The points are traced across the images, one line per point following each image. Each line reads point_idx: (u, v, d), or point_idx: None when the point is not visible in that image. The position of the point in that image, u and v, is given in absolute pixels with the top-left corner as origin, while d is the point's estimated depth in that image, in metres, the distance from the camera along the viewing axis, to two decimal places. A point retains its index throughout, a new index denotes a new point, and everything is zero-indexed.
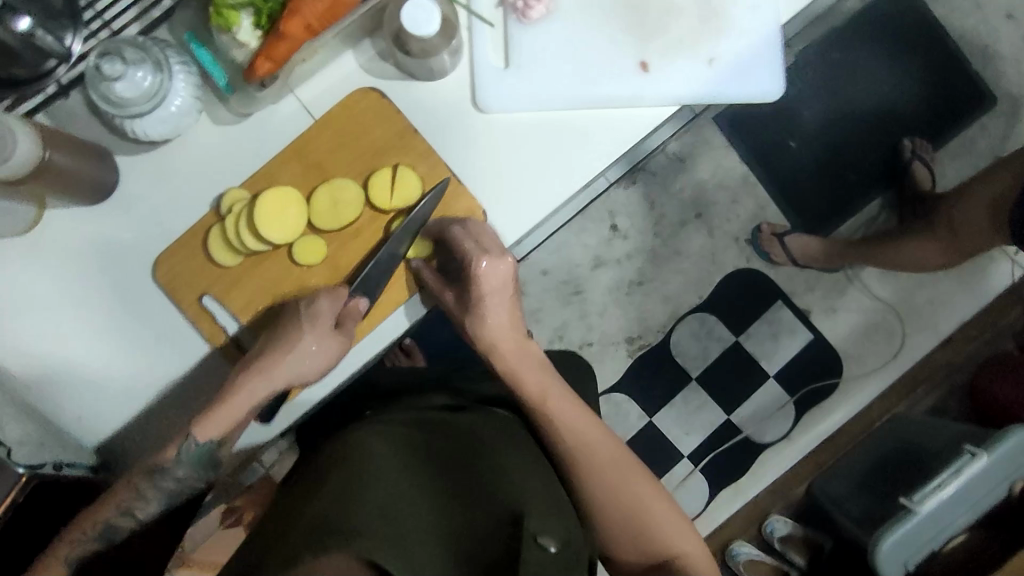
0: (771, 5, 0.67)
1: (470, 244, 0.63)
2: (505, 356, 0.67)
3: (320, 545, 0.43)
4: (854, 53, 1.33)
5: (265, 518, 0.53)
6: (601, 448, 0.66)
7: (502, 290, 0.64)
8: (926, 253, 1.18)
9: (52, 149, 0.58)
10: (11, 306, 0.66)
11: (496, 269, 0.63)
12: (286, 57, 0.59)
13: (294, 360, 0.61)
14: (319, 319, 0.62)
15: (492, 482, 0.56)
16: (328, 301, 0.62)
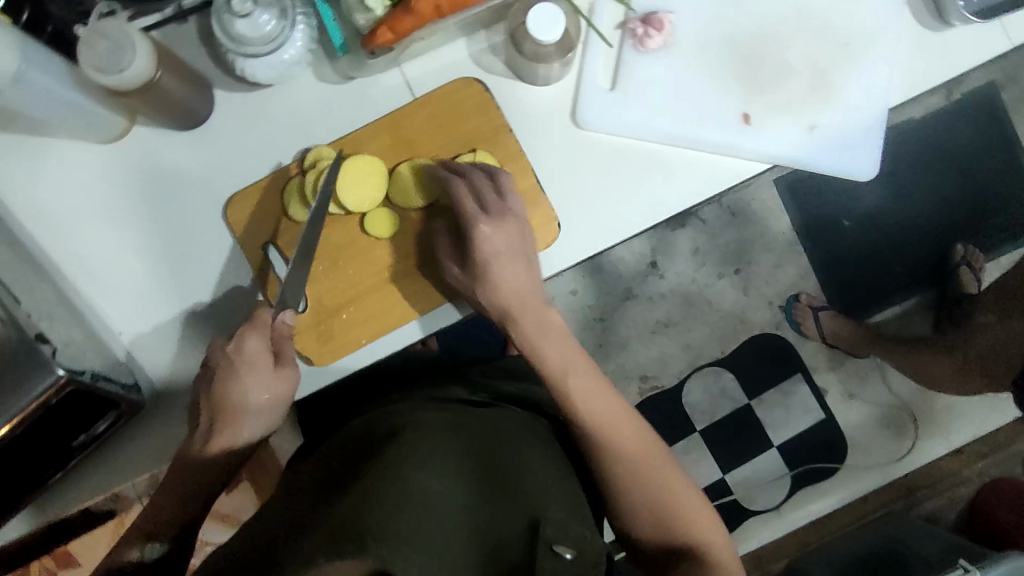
0: (882, 89, 0.68)
1: (470, 203, 0.61)
2: (520, 323, 0.64)
3: (333, 549, 0.41)
4: (929, 147, 1.33)
5: (282, 507, 0.52)
6: (613, 423, 0.63)
7: (514, 249, 0.62)
8: (930, 378, 1.27)
9: (164, 71, 0.58)
10: (79, 209, 0.67)
11: (498, 229, 0.61)
12: (407, 31, 0.59)
13: (242, 411, 0.60)
14: (250, 365, 0.59)
15: (515, 483, 0.55)
16: (255, 340, 0.59)
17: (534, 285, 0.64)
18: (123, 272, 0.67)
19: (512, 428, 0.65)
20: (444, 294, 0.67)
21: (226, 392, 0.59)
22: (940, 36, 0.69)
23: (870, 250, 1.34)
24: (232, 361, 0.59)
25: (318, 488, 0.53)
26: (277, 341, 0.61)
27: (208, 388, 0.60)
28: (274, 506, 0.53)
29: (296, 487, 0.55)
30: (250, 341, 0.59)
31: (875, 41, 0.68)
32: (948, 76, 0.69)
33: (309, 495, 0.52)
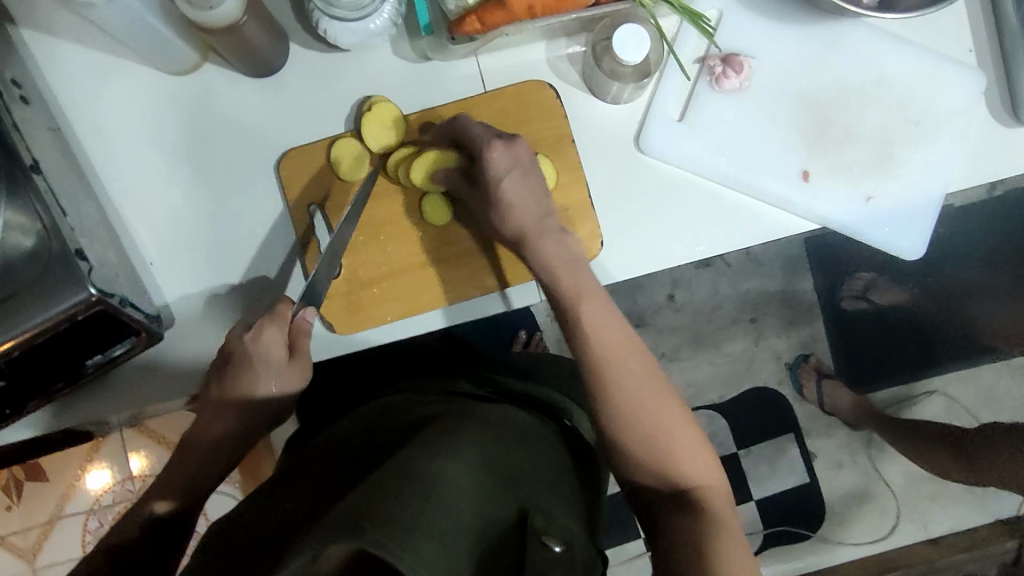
0: (945, 173, 0.68)
1: (478, 129, 0.59)
2: (549, 259, 0.59)
3: (332, 535, 0.41)
4: (967, 236, 1.32)
5: (293, 499, 0.53)
6: (619, 354, 0.58)
7: (527, 168, 0.58)
8: (932, 463, 1.18)
9: (250, 16, 0.59)
10: (133, 133, 0.67)
11: (503, 149, 0.57)
12: (495, 26, 0.59)
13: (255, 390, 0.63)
14: (265, 355, 0.62)
15: (515, 476, 0.55)
16: (271, 331, 0.61)
17: (546, 208, 0.60)
18: (164, 203, 0.67)
19: (518, 422, 0.65)
20: (480, 287, 0.68)
21: (240, 377, 0.62)
22: (1011, 133, 0.69)
23: (886, 327, 1.34)
24: (247, 348, 0.61)
25: (325, 484, 0.54)
26: (294, 336, 0.63)
27: (221, 370, 0.63)
28: (279, 497, 0.54)
29: (301, 476, 0.56)
30: (268, 333, 0.61)
31: (947, 125, 0.68)
32: (1011, 173, 0.69)
33: (313, 492, 0.53)
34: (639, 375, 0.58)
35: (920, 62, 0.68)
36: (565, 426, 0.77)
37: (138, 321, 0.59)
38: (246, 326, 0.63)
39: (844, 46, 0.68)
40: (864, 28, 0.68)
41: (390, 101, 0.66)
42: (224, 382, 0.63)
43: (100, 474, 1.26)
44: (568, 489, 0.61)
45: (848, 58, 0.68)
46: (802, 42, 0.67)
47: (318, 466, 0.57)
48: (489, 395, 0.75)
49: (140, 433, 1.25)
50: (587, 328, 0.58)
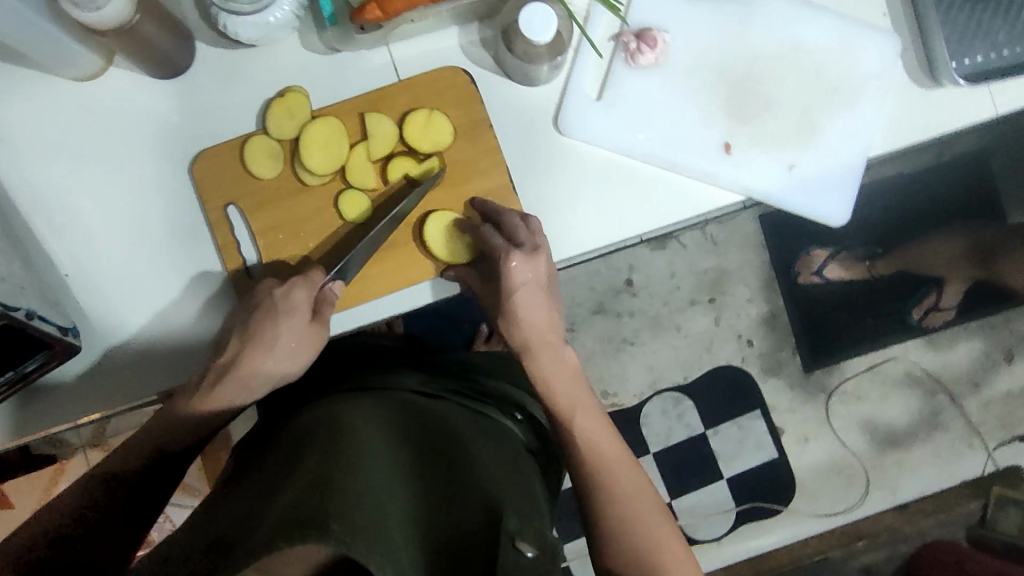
0: (867, 138, 0.68)
1: (499, 239, 0.62)
2: (538, 357, 0.65)
3: (297, 534, 0.40)
4: (916, 203, 1.33)
5: (223, 505, 0.52)
6: (615, 463, 0.63)
7: (540, 282, 0.63)
8: None
9: (144, 15, 0.57)
10: (40, 143, 0.65)
11: (528, 263, 0.61)
12: (397, 11, 0.58)
13: (265, 360, 0.60)
14: (289, 314, 0.60)
15: (468, 482, 0.56)
16: (300, 292, 0.60)
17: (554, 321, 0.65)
18: (77, 214, 0.66)
19: (460, 428, 0.66)
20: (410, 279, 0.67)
21: (262, 331, 0.60)
22: (931, 94, 0.69)
23: (844, 299, 1.35)
24: (275, 306, 0.60)
25: (267, 480, 0.52)
26: (319, 303, 0.62)
27: (243, 324, 0.61)
28: (221, 505, 0.53)
29: (245, 480, 0.55)
30: (296, 295, 0.60)
31: (865, 90, 0.68)
32: (933, 135, 0.70)
33: (258, 487, 0.52)
34: (629, 476, 0.63)
35: (835, 29, 0.68)
36: (515, 422, 0.78)
37: (52, 335, 0.58)
38: (276, 280, 0.62)
39: (757, 16, 0.67)
40: None
41: (307, 93, 0.65)
42: (245, 339, 0.60)
43: None
44: (517, 482, 0.62)
45: (762, 29, 0.67)
46: (715, 13, 0.67)
47: (262, 468, 0.56)
48: (435, 390, 0.76)
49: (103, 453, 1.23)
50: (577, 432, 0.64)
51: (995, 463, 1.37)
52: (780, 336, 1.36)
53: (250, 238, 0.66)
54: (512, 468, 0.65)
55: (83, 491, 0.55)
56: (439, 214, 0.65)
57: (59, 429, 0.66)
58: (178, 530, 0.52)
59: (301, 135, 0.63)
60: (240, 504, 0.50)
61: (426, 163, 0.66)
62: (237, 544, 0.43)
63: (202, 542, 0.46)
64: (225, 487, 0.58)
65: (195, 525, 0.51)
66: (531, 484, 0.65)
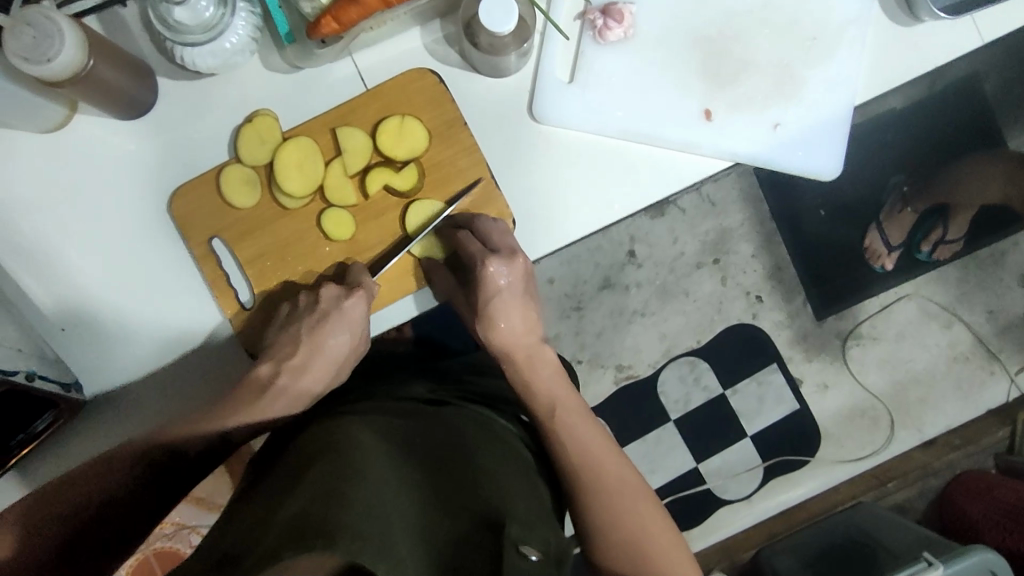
0: (849, 85, 0.67)
1: (475, 246, 0.63)
2: (518, 365, 0.68)
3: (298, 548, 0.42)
4: (911, 137, 1.31)
5: (232, 519, 0.54)
6: (604, 455, 0.67)
7: (516, 289, 0.65)
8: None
9: (98, 59, 0.56)
10: (17, 200, 0.64)
11: (512, 267, 0.63)
12: (353, 22, 0.57)
13: (330, 369, 0.64)
14: (350, 324, 0.63)
15: (472, 489, 0.58)
16: (361, 303, 0.62)
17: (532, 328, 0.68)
18: (64, 266, 0.65)
19: (463, 430, 0.68)
20: (412, 280, 0.65)
21: (321, 338, 0.62)
22: (911, 33, 0.67)
23: (849, 242, 1.34)
24: (339, 315, 0.62)
25: (271, 493, 0.54)
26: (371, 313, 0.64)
27: (306, 328, 0.62)
28: (226, 522, 0.54)
29: (252, 495, 0.56)
30: (358, 308, 0.62)
31: (843, 37, 0.66)
32: (916, 74, 0.68)
33: (264, 500, 0.53)
34: (615, 468, 0.67)
35: None
36: (521, 421, 0.79)
37: (55, 391, 0.59)
38: (338, 288, 0.63)
39: None
40: None
41: (275, 115, 0.64)
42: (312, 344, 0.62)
43: None
44: (520, 486, 0.63)
45: None
46: None
47: (267, 482, 0.57)
48: (438, 395, 0.77)
49: None
50: (564, 434, 0.67)
51: (1019, 388, 1.36)
52: (788, 288, 1.35)
53: (239, 268, 0.65)
54: (517, 474, 0.66)
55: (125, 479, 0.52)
56: (420, 202, 0.64)
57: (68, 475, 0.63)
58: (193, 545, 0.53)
59: (274, 160, 0.62)
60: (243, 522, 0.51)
61: (405, 171, 0.64)
62: (239, 560, 0.45)
63: (207, 561, 0.48)
64: (235, 501, 0.59)
65: (201, 542, 0.52)
66: (536, 489, 0.66)
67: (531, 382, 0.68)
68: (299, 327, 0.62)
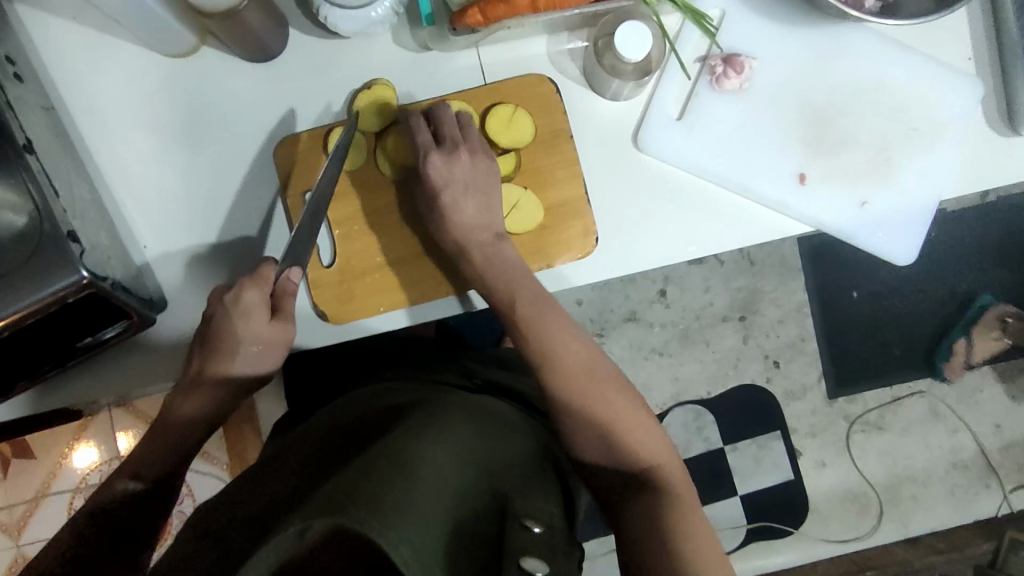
0: (940, 181, 0.69)
1: (421, 136, 0.63)
2: (473, 261, 0.63)
3: (313, 517, 0.44)
4: (955, 243, 1.35)
5: (271, 476, 0.56)
6: (568, 343, 0.61)
7: (469, 177, 0.63)
8: None
9: (250, 1, 0.58)
10: (125, 114, 0.66)
11: (459, 153, 0.62)
12: (498, 18, 0.59)
13: (237, 361, 0.61)
14: (247, 315, 0.59)
15: (497, 464, 0.58)
16: (253, 291, 0.59)
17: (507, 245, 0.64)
18: (153, 187, 0.67)
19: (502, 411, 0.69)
20: None
21: (222, 337, 0.60)
22: (1007, 142, 0.69)
23: (874, 326, 1.36)
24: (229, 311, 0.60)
25: (306, 463, 0.57)
26: (277, 296, 0.61)
27: (204, 334, 0.62)
28: (264, 477, 0.57)
29: (290, 456, 0.59)
30: (245, 295, 0.59)
31: (944, 133, 0.69)
32: (1004, 182, 0.70)
33: (298, 469, 0.56)
34: (583, 357, 0.61)
35: (921, 67, 0.68)
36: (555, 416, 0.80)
37: (133, 306, 0.59)
38: (225, 286, 0.61)
39: (844, 50, 0.68)
40: (866, 33, 0.68)
41: (393, 87, 0.66)
42: (208, 344, 0.61)
43: (87, 452, 1.24)
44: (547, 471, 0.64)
45: (848, 64, 0.68)
46: (802, 44, 0.67)
47: (304, 450, 0.59)
48: (475, 386, 0.76)
49: (127, 413, 1.23)
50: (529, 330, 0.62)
51: (1010, 507, 1.38)
52: (807, 360, 1.36)
53: (328, 228, 0.67)
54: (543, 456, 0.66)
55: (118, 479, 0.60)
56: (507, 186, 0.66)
57: (87, 404, 0.68)
58: (216, 497, 0.56)
59: (384, 133, 0.66)
60: (282, 484, 0.54)
61: (504, 156, 0.67)
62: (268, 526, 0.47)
63: (240, 517, 0.51)
64: (265, 462, 0.61)
65: (239, 494, 0.55)
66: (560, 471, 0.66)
67: (490, 278, 0.63)
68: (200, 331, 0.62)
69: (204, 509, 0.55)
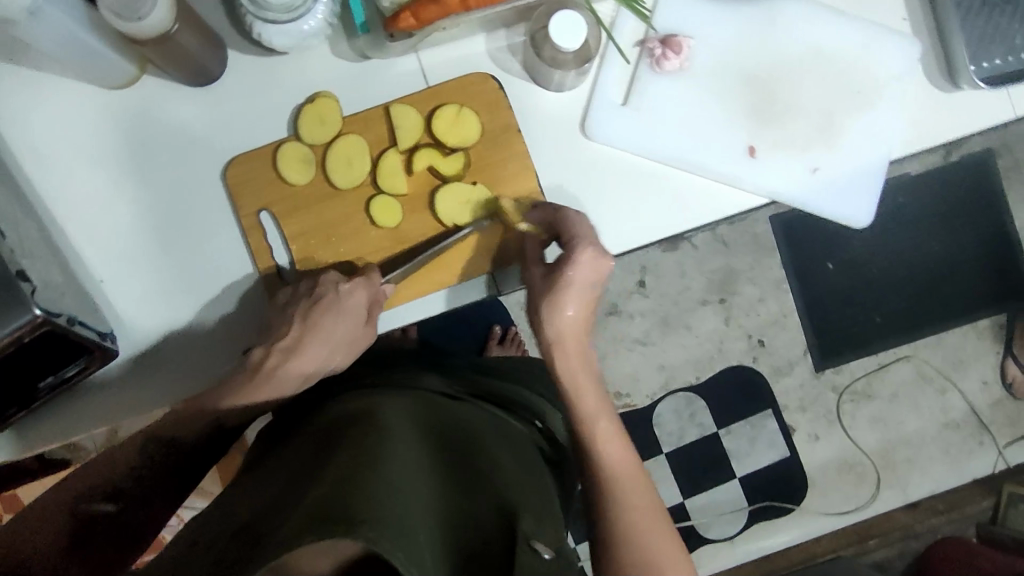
0: (888, 142, 0.70)
1: (580, 228, 0.61)
2: (568, 356, 0.64)
3: (324, 531, 0.41)
4: (923, 205, 1.36)
5: (245, 498, 0.53)
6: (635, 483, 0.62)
7: (594, 285, 0.62)
8: None
9: (181, 25, 0.58)
10: (70, 151, 0.66)
11: (604, 261, 0.61)
12: (431, 20, 0.59)
13: (321, 354, 0.62)
14: (344, 314, 0.62)
15: (487, 478, 0.57)
16: (363, 292, 0.62)
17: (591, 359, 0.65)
18: (107, 221, 0.67)
19: (480, 424, 0.68)
20: (455, 275, 0.67)
21: (317, 328, 0.61)
22: (950, 97, 0.70)
23: (854, 296, 1.37)
24: (334, 304, 0.61)
25: (286, 479, 0.54)
26: (371, 305, 0.64)
27: (298, 325, 0.61)
28: (243, 494, 0.54)
29: (266, 477, 0.56)
30: (357, 295, 0.62)
31: (887, 93, 0.69)
32: (952, 136, 0.71)
33: (282, 483, 0.53)
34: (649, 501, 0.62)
35: (856, 31, 0.69)
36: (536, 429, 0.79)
37: (92, 340, 0.59)
38: (341, 274, 0.63)
39: (779, 20, 0.68)
40: (798, 2, 0.69)
41: (336, 98, 0.66)
42: (304, 332, 0.61)
43: None
44: (534, 482, 0.63)
45: (786, 33, 0.69)
46: (738, 19, 0.68)
47: (287, 462, 0.56)
48: (457, 392, 0.75)
49: None
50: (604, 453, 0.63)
51: (1005, 461, 1.38)
52: (791, 335, 1.37)
53: (283, 243, 0.67)
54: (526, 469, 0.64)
55: (89, 499, 0.61)
56: (454, 185, 0.65)
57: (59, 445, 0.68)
58: (193, 519, 0.54)
59: (328, 145, 0.65)
60: (266, 498, 0.51)
61: (451, 157, 0.66)
62: (264, 538, 0.44)
63: (228, 532, 0.48)
64: (241, 483, 0.58)
65: (221, 511, 0.53)
66: (545, 486, 0.64)
67: (581, 389, 0.64)
68: (294, 312, 0.62)
69: (189, 527, 0.52)
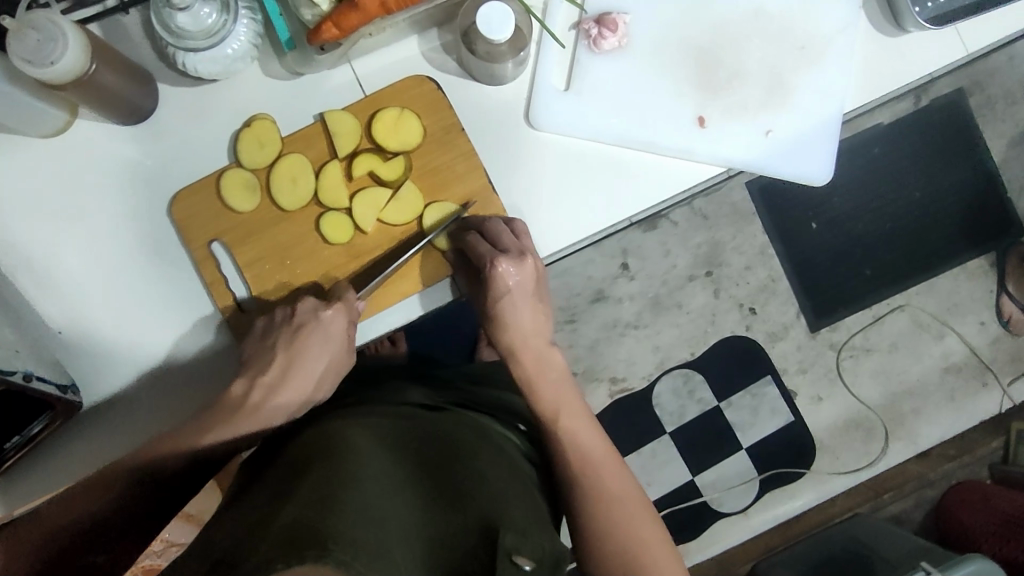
0: (839, 95, 0.68)
1: (482, 247, 0.62)
2: (523, 363, 0.67)
3: (297, 552, 0.39)
4: (898, 153, 1.35)
5: (221, 525, 0.51)
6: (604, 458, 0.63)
7: (524, 289, 0.64)
8: None
9: (100, 63, 0.56)
10: (10, 205, 0.65)
11: (530, 266, 0.63)
12: (353, 28, 0.58)
13: (308, 384, 0.63)
14: (328, 338, 0.62)
15: (468, 490, 0.56)
16: (342, 317, 0.62)
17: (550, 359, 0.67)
18: (57, 271, 0.65)
19: (461, 431, 0.66)
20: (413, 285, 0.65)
21: (301, 352, 0.62)
22: (896, 42, 0.69)
23: (840, 253, 1.35)
24: (315, 330, 0.62)
25: (267, 497, 0.51)
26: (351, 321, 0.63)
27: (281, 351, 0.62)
28: (221, 520, 0.52)
29: (245, 497, 0.54)
30: (338, 321, 0.62)
31: (832, 46, 0.68)
32: (903, 82, 0.69)
33: (258, 504, 0.50)
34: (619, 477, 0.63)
35: None
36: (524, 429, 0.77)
37: (54, 392, 0.58)
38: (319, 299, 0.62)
39: None
40: None
41: (273, 119, 0.65)
42: (289, 358, 0.62)
43: None
44: (518, 490, 0.61)
45: None
46: None
47: (264, 482, 0.54)
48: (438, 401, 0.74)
49: None
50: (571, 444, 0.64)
51: (1012, 400, 1.36)
52: (782, 299, 1.36)
53: (238, 272, 0.66)
54: (509, 478, 0.63)
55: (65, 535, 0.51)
56: (399, 191, 0.64)
57: None
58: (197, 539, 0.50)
59: (270, 167, 0.64)
60: (239, 523, 0.49)
61: (392, 162, 0.65)
62: (236, 563, 0.41)
63: (203, 564, 0.45)
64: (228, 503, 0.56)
65: (200, 539, 0.50)
66: (532, 498, 0.62)
67: (538, 383, 0.66)
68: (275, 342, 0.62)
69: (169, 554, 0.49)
